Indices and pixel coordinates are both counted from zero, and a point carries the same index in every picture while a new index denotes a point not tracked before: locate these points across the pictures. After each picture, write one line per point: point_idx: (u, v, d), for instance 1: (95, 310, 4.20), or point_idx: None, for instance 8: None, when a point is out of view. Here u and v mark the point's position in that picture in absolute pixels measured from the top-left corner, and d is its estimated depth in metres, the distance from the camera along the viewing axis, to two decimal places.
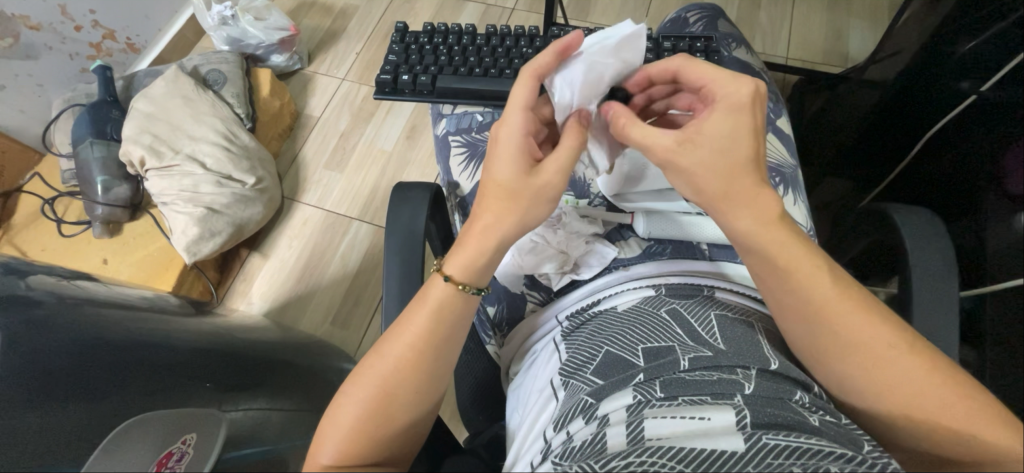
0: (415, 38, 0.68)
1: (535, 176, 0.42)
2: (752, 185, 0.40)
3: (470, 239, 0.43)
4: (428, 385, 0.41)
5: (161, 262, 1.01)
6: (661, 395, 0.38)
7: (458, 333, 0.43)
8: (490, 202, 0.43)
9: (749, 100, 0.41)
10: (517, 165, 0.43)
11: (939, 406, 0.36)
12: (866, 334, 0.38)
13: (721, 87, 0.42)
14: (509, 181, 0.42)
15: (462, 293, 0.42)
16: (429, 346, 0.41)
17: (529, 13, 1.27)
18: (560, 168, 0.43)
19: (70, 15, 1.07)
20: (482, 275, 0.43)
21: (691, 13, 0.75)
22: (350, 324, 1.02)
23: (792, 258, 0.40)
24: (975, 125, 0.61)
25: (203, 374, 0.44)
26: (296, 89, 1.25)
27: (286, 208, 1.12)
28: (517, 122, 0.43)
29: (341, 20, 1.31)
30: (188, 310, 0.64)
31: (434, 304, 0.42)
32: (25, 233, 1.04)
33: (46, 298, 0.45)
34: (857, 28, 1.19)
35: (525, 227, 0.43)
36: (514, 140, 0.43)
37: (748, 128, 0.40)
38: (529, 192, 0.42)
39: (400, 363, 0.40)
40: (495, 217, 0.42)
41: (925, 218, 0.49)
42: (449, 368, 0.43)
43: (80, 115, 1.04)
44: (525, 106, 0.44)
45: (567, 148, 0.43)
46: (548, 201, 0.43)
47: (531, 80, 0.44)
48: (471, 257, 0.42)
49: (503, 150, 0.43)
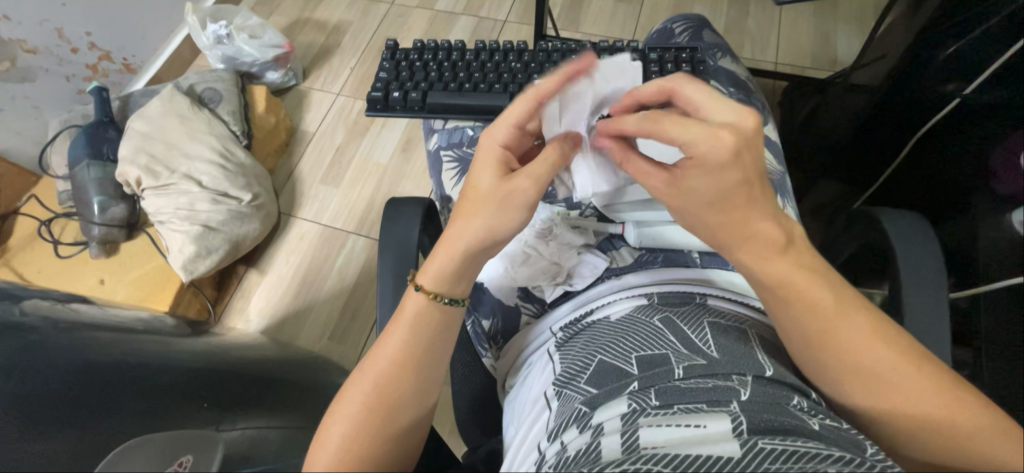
0: (406, 55, 0.69)
1: (507, 181, 0.43)
2: (752, 214, 0.40)
3: (443, 245, 0.44)
4: (416, 401, 0.41)
5: (159, 282, 1.00)
6: (655, 404, 0.38)
7: (447, 346, 0.44)
8: (464, 208, 0.44)
9: (733, 153, 0.37)
10: (492, 174, 0.44)
11: (934, 407, 0.37)
12: (866, 340, 0.39)
13: (700, 141, 0.38)
14: (483, 188, 0.44)
15: (434, 303, 0.43)
16: (415, 360, 0.42)
17: (520, 25, 1.29)
18: (533, 176, 0.43)
19: (66, 38, 1.08)
20: (453, 283, 0.44)
21: (676, 23, 0.76)
22: (349, 338, 1.02)
23: (787, 252, 0.40)
24: (962, 124, 0.62)
25: (201, 393, 0.44)
26: (291, 104, 1.26)
27: (283, 223, 1.12)
28: (500, 135, 0.45)
29: (335, 35, 1.33)
30: (185, 329, 0.64)
31: (409, 318, 0.43)
32: (22, 256, 1.04)
33: (43, 324, 0.46)
34: (844, 32, 1.21)
35: (493, 233, 0.43)
36: (494, 150, 0.45)
37: (738, 177, 0.39)
38: (500, 197, 0.43)
39: (386, 379, 0.41)
40: (465, 223, 0.43)
41: (913, 220, 0.50)
42: (437, 381, 0.43)
43: (77, 136, 1.05)
44: (515, 122, 0.45)
45: (543, 160, 0.44)
46: (516, 208, 0.43)
47: (534, 99, 0.46)
48: (441, 261, 0.43)
49: (482, 157, 0.45)
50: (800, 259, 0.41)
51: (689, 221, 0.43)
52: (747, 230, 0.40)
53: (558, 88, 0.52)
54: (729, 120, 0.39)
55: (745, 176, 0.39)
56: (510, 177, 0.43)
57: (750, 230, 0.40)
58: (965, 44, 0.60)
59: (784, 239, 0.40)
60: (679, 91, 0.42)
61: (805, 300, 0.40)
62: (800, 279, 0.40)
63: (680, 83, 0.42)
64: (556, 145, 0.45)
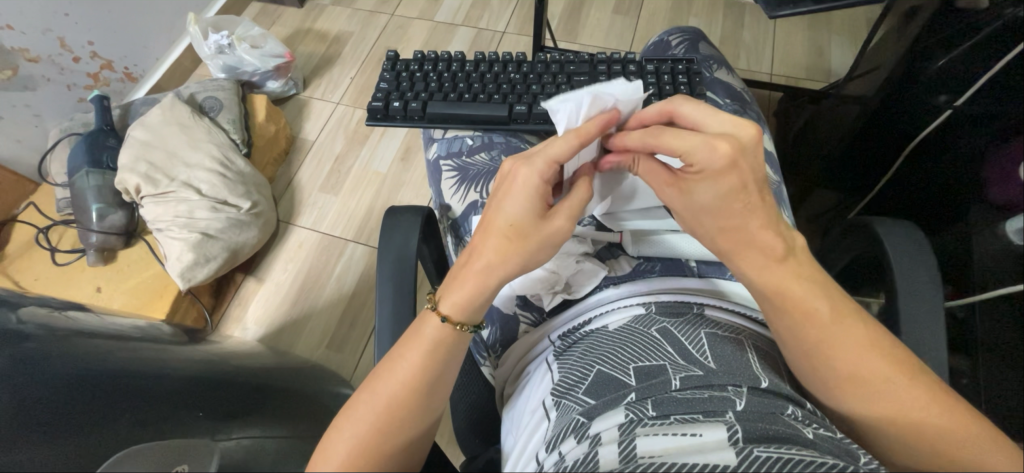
0: (406, 66, 0.69)
1: (546, 221, 0.43)
2: (750, 223, 0.41)
3: (468, 277, 0.43)
4: (420, 418, 0.41)
5: (155, 289, 1.00)
6: (653, 414, 0.38)
7: (453, 360, 0.43)
8: (497, 244, 0.43)
9: (731, 161, 0.38)
10: (528, 208, 0.43)
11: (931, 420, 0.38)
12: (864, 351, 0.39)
13: (700, 152, 0.39)
14: (520, 221, 0.43)
15: (461, 332, 0.43)
16: (427, 384, 0.41)
17: (519, 36, 1.31)
18: (572, 216, 0.44)
19: (68, 47, 1.09)
20: (479, 310, 0.44)
21: (673, 36, 0.77)
22: (346, 347, 1.01)
23: (780, 280, 0.41)
24: (953, 135, 0.64)
25: (197, 402, 0.43)
26: (292, 113, 1.27)
27: (281, 231, 1.12)
28: (543, 170, 0.42)
29: (336, 45, 1.35)
30: (181, 337, 0.63)
31: (429, 342, 0.42)
32: (18, 264, 1.03)
33: (40, 333, 0.46)
34: (837, 45, 1.23)
35: (526, 268, 0.44)
36: (533, 184, 0.43)
37: (725, 187, 0.40)
38: (539, 238, 0.43)
39: (392, 398, 0.40)
40: (499, 258, 0.43)
41: (909, 230, 0.50)
42: (440, 398, 0.43)
43: (76, 144, 1.05)
44: (555, 160, 0.43)
45: (584, 203, 0.44)
46: (553, 246, 0.44)
47: (579, 144, 0.42)
48: (471, 292, 0.43)
49: (515, 191, 0.43)
50: (799, 271, 0.42)
51: (687, 222, 0.44)
52: (741, 236, 0.42)
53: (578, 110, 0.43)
54: (729, 130, 0.40)
55: (744, 183, 0.40)
56: (548, 216, 0.43)
57: (746, 236, 0.42)
58: (951, 58, 0.61)
59: (783, 247, 0.42)
60: (678, 112, 0.44)
61: (801, 305, 0.41)
62: (797, 283, 0.41)
63: (679, 104, 0.44)
64: (588, 182, 0.46)
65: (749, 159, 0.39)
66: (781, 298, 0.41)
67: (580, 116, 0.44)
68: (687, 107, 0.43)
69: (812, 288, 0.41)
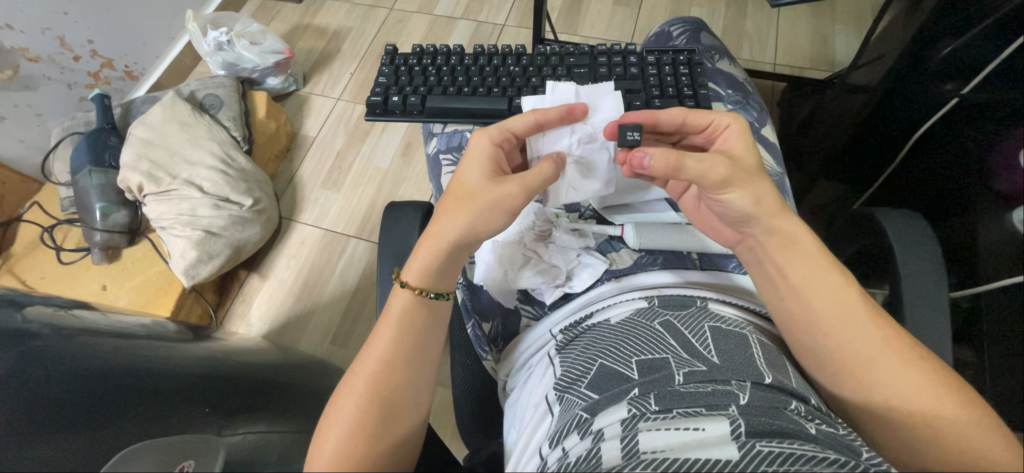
0: (404, 60, 0.69)
1: (496, 184, 0.46)
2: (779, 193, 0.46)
3: (424, 242, 0.46)
4: (407, 399, 0.42)
5: (160, 287, 1.01)
6: (655, 408, 0.38)
7: (429, 338, 0.45)
8: (449, 204, 0.46)
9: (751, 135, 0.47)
10: (481, 172, 0.47)
11: (953, 416, 0.37)
12: (880, 343, 0.40)
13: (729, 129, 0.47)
14: (472, 184, 0.46)
15: (422, 298, 0.45)
16: (405, 360, 0.43)
17: (519, 29, 1.30)
18: (522, 184, 0.46)
19: (68, 45, 1.09)
20: (437, 278, 0.46)
21: (674, 26, 0.76)
22: (350, 342, 1.02)
23: (797, 264, 0.44)
24: (962, 122, 0.62)
25: (203, 399, 0.43)
26: (292, 109, 1.27)
27: (284, 228, 1.13)
28: (493, 134, 0.48)
29: (336, 40, 1.34)
30: (186, 335, 0.64)
31: (399, 310, 0.44)
32: (25, 263, 1.04)
33: (46, 331, 0.46)
34: (841, 33, 1.21)
35: (475, 231, 0.45)
36: (485, 148, 0.47)
37: (754, 163, 0.46)
38: (488, 199, 0.45)
39: (376, 379, 0.41)
40: (450, 221, 0.45)
41: (913, 220, 0.50)
42: (428, 376, 0.44)
43: (79, 143, 1.05)
44: (508, 128, 0.49)
45: (534, 171, 0.47)
46: (502, 211, 0.46)
47: (531, 116, 0.49)
48: (425, 258, 0.45)
49: (472, 157, 0.48)
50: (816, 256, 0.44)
51: (750, 187, 0.45)
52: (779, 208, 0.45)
53: (545, 99, 0.54)
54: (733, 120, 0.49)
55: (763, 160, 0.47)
56: (500, 180, 0.46)
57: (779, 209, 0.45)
58: (957, 46, 0.59)
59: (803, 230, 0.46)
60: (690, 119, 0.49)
61: (813, 289, 0.43)
62: (814, 266, 0.44)
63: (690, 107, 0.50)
64: (552, 160, 0.48)
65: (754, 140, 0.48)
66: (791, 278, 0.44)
67: (547, 102, 0.54)
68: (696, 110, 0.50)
69: (820, 280, 0.43)
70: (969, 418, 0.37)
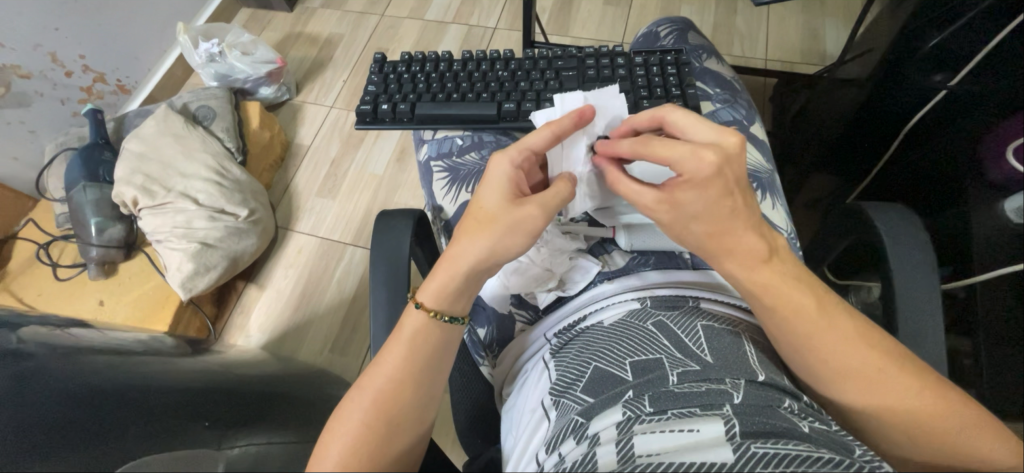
0: (394, 68, 0.69)
1: (515, 207, 0.45)
2: (735, 228, 0.41)
3: (442, 265, 0.46)
4: (414, 414, 0.42)
5: (157, 301, 1.01)
6: (650, 410, 0.38)
7: (439, 363, 0.44)
8: (468, 227, 0.46)
9: (716, 170, 0.39)
10: (500, 195, 0.46)
11: (921, 410, 0.38)
12: (866, 342, 0.40)
13: (688, 161, 0.40)
14: (491, 208, 0.45)
15: (435, 321, 0.44)
16: (416, 377, 0.42)
17: (510, 31, 1.30)
18: (542, 205, 0.45)
19: (60, 61, 1.09)
20: (453, 300, 0.45)
21: (661, 27, 0.76)
22: (349, 351, 1.02)
23: (767, 280, 0.42)
24: (952, 119, 0.62)
25: (200, 413, 0.43)
26: (286, 119, 1.27)
27: (280, 237, 1.13)
28: (513, 155, 0.46)
29: (328, 48, 1.34)
30: (184, 349, 0.64)
31: (408, 337, 0.44)
32: (21, 280, 1.04)
33: (41, 350, 0.46)
34: (831, 27, 1.22)
35: (495, 255, 0.45)
36: (504, 171, 0.46)
37: (699, 208, 0.41)
38: (507, 222, 0.44)
39: (384, 394, 0.41)
40: (468, 244, 0.45)
41: (902, 214, 0.50)
42: (434, 395, 0.44)
43: (72, 159, 1.05)
44: (525, 146, 0.47)
45: (553, 191, 0.46)
46: (523, 233, 0.44)
47: (547, 130, 0.47)
48: (443, 280, 0.45)
49: (491, 178, 0.47)
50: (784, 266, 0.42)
51: (675, 233, 0.44)
52: (726, 240, 0.42)
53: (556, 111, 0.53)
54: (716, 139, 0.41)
55: (729, 192, 0.40)
56: (519, 202, 0.45)
57: (732, 241, 0.42)
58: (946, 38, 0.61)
59: (766, 248, 0.42)
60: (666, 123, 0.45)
61: (789, 297, 0.41)
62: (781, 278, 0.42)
63: (668, 112, 0.45)
64: (568, 179, 0.47)
65: (733, 170, 0.40)
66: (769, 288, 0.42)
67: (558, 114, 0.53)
68: (675, 117, 0.44)
69: (799, 285, 0.42)
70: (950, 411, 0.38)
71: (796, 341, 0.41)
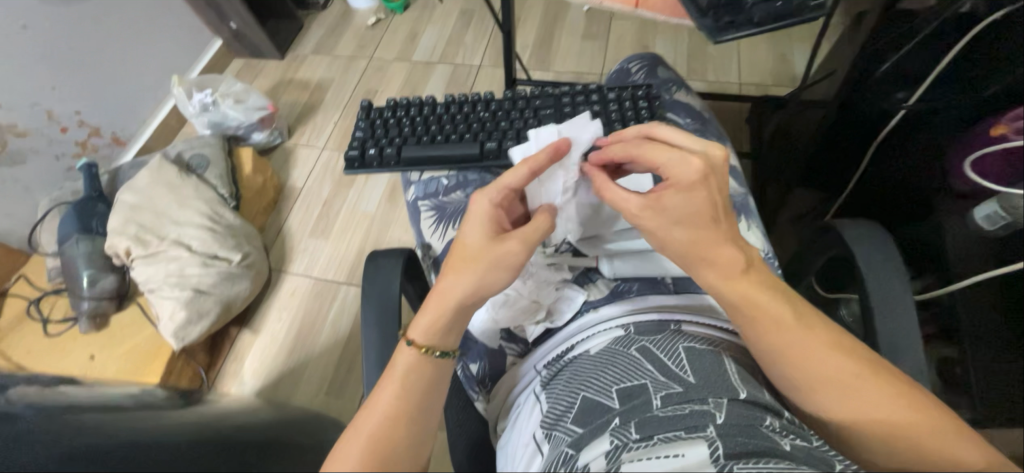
0: (379, 114, 0.72)
1: (497, 243, 0.46)
2: (715, 238, 0.43)
3: (430, 302, 0.47)
4: (408, 455, 0.41)
5: (149, 351, 0.99)
6: (637, 437, 0.38)
7: (431, 399, 0.44)
8: (453, 264, 0.47)
9: (701, 176, 0.44)
10: (481, 232, 0.47)
11: (905, 423, 0.38)
12: (847, 357, 0.41)
13: (677, 165, 0.45)
14: (474, 244, 0.47)
15: (428, 357, 0.45)
16: (409, 415, 0.42)
17: (493, 69, 1.36)
18: (523, 240, 0.46)
19: (56, 118, 1.12)
20: (443, 336, 0.46)
21: (633, 63, 0.80)
22: (345, 393, 1.00)
23: (751, 296, 0.43)
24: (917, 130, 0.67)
25: (190, 467, 0.43)
26: (278, 163, 1.29)
27: (274, 280, 1.13)
28: (492, 194, 0.48)
29: (318, 93, 1.39)
30: (176, 400, 0.63)
31: (400, 374, 0.44)
32: (10, 338, 1.03)
33: (31, 411, 0.46)
34: (797, 51, 1.28)
35: (480, 291, 0.46)
36: (485, 209, 0.48)
37: (682, 212, 0.44)
38: (490, 257, 0.46)
39: (378, 435, 0.41)
40: (454, 280, 0.46)
41: (872, 228, 0.52)
42: (428, 434, 0.43)
43: (65, 213, 1.06)
44: (505, 185, 0.49)
45: (533, 226, 0.47)
46: (506, 268, 0.46)
47: (523, 167, 0.49)
48: (431, 317, 0.46)
49: (473, 216, 0.48)
50: (763, 281, 0.43)
51: (658, 237, 0.45)
52: (710, 248, 0.43)
53: (531, 147, 0.56)
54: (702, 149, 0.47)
55: (713, 201, 0.44)
56: (501, 239, 0.46)
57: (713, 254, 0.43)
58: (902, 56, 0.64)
59: (744, 261, 0.43)
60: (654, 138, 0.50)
61: (768, 313, 0.42)
62: (760, 295, 0.43)
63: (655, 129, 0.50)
64: (546, 212, 0.49)
65: (717, 176, 0.45)
66: (752, 305, 0.42)
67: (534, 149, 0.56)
68: (662, 132, 0.49)
69: (780, 303, 0.43)
70: (933, 422, 0.38)
71: (780, 360, 0.42)
